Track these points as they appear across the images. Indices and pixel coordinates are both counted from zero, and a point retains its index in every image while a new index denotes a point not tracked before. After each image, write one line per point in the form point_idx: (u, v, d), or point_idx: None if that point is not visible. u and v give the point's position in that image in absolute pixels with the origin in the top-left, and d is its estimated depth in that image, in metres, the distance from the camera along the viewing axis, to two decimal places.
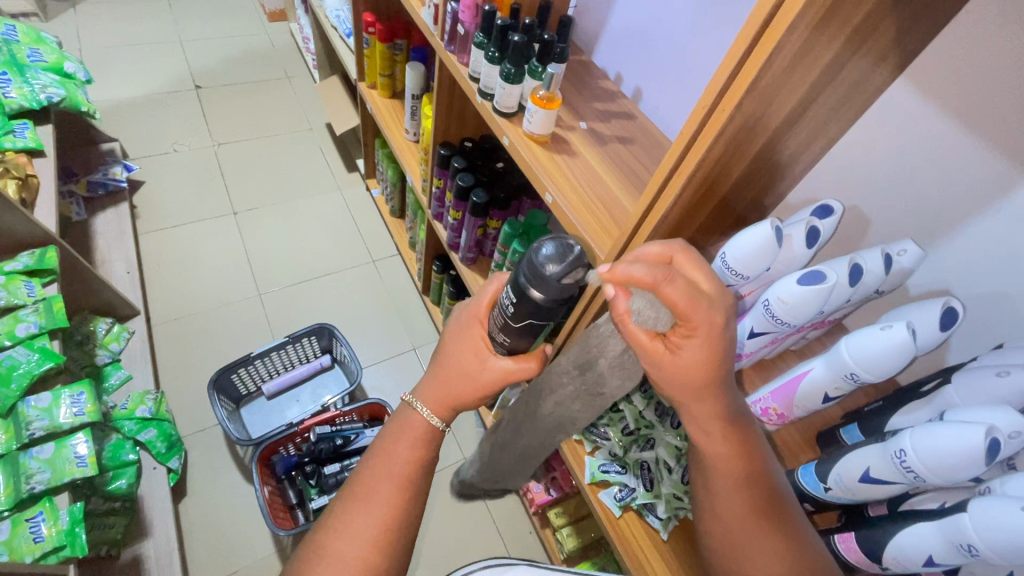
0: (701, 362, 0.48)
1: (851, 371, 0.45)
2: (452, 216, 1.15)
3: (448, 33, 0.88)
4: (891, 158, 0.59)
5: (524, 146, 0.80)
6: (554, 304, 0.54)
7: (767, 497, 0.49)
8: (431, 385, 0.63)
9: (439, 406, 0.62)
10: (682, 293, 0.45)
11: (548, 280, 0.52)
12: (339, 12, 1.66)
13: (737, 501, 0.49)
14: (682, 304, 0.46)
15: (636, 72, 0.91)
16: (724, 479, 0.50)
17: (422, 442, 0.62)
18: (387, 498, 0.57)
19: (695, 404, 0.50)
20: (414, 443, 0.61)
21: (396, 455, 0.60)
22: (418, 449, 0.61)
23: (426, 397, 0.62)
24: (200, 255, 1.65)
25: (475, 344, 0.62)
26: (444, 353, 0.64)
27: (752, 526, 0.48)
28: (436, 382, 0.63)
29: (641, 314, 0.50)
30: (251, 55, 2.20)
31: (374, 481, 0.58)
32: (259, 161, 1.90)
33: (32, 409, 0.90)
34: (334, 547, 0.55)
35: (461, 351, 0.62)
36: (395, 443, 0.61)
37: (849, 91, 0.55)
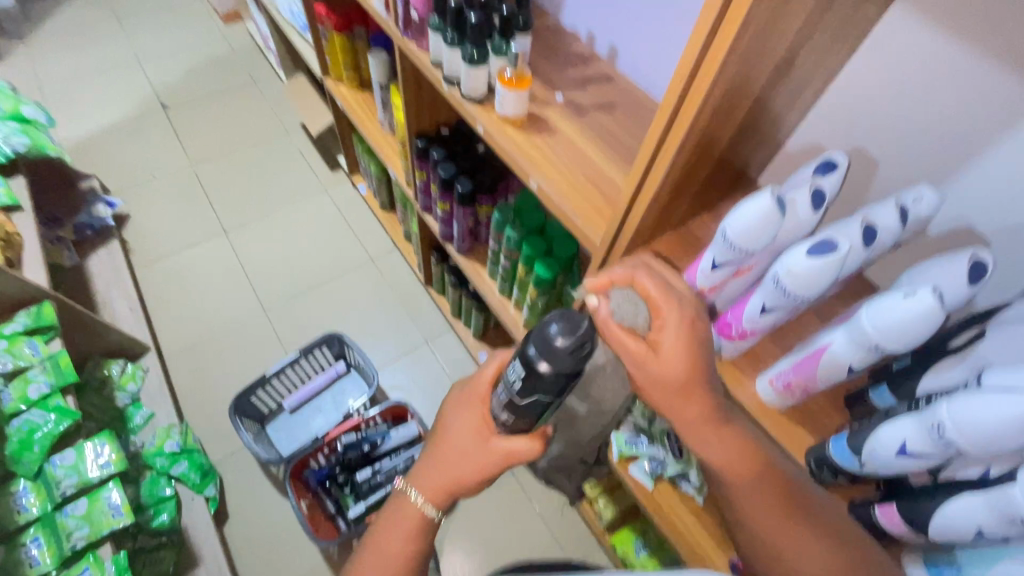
0: (677, 357, 0.48)
1: (875, 343, 0.42)
2: (441, 208, 1.11)
3: (402, 19, 0.82)
4: (896, 90, 0.54)
5: (500, 131, 0.76)
6: (564, 378, 0.49)
7: (786, 490, 0.47)
8: (427, 471, 0.59)
9: (435, 492, 0.58)
10: (655, 283, 0.50)
11: (560, 353, 0.48)
12: (291, 5, 1.57)
13: (761, 503, 0.47)
14: (654, 295, 0.50)
15: (607, 29, 0.85)
16: (738, 487, 0.48)
17: (411, 532, 0.58)
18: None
19: (680, 410, 0.49)
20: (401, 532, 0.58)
21: (388, 541, 0.58)
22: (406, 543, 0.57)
23: (425, 484, 0.58)
24: (200, 280, 1.64)
25: (475, 425, 0.58)
26: (441, 438, 0.59)
27: (796, 537, 0.45)
28: (433, 474, 0.58)
29: (621, 314, 0.51)
30: (213, 64, 2.12)
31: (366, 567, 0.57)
32: (241, 175, 1.85)
33: (59, 468, 0.91)
34: None
35: (462, 431, 0.58)
36: (387, 534, 0.58)
37: (844, 25, 0.49)
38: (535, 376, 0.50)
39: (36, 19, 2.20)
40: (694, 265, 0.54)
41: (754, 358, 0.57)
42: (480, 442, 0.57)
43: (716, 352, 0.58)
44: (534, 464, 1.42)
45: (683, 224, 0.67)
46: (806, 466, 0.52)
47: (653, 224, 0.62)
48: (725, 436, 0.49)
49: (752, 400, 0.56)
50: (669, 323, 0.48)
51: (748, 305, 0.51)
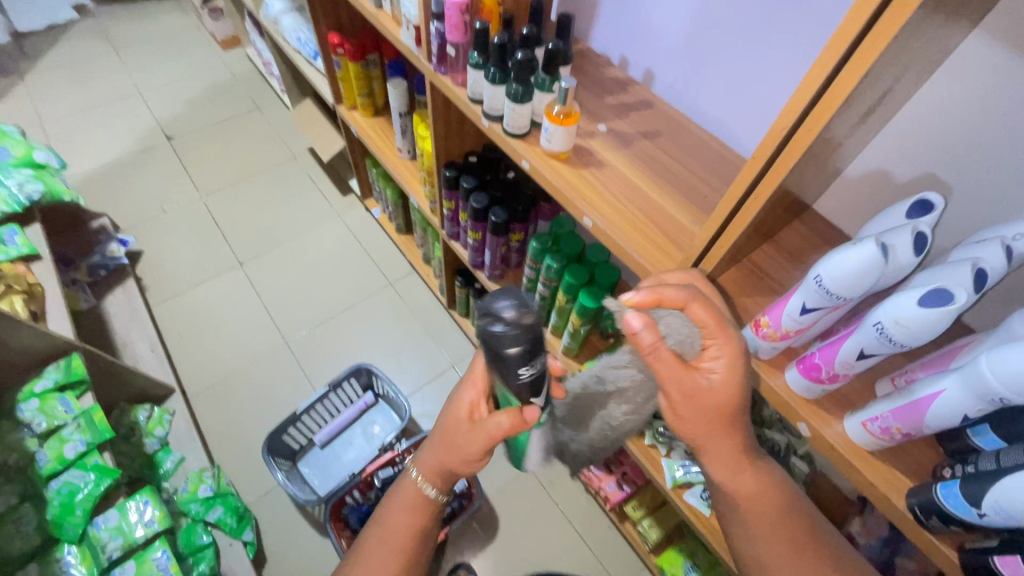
0: (727, 385, 0.55)
1: (998, 395, 0.40)
2: (472, 237, 1.09)
3: (435, 55, 0.80)
4: (975, 116, 0.53)
5: (548, 167, 0.74)
6: (510, 349, 0.53)
7: (798, 530, 0.60)
8: (429, 458, 0.72)
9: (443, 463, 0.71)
10: (707, 311, 0.54)
11: (500, 321, 0.53)
12: (298, 33, 1.55)
13: (777, 538, 0.59)
14: (707, 320, 0.54)
15: (643, 53, 0.83)
16: (758, 522, 0.60)
17: (417, 510, 0.74)
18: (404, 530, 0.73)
19: (715, 440, 0.58)
20: (409, 512, 0.74)
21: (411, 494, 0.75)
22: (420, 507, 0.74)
23: (435, 454, 0.70)
24: (218, 315, 1.61)
25: (462, 412, 0.69)
26: (443, 425, 0.72)
27: (792, 547, 0.59)
28: (432, 459, 0.72)
29: (668, 342, 0.54)
30: (215, 92, 2.10)
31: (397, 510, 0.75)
32: (253, 204, 1.83)
33: (103, 530, 0.88)
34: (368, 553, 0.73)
35: (458, 417, 0.70)
36: (395, 513, 0.74)
37: (928, 57, 0.48)
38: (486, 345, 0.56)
39: (32, 55, 2.17)
40: (779, 307, 0.53)
41: (838, 397, 0.56)
42: (467, 423, 0.68)
43: (800, 392, 0.57)
44: (571, 486, 1.40)
45: (747, 256, 0.65)
46: (909, 511, 0.51)
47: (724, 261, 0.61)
48: (751, 471, 0.61)
49: (840, 440, 0.55)
50: (721, 344, 0.54)
51: (842, 349, 0.49)
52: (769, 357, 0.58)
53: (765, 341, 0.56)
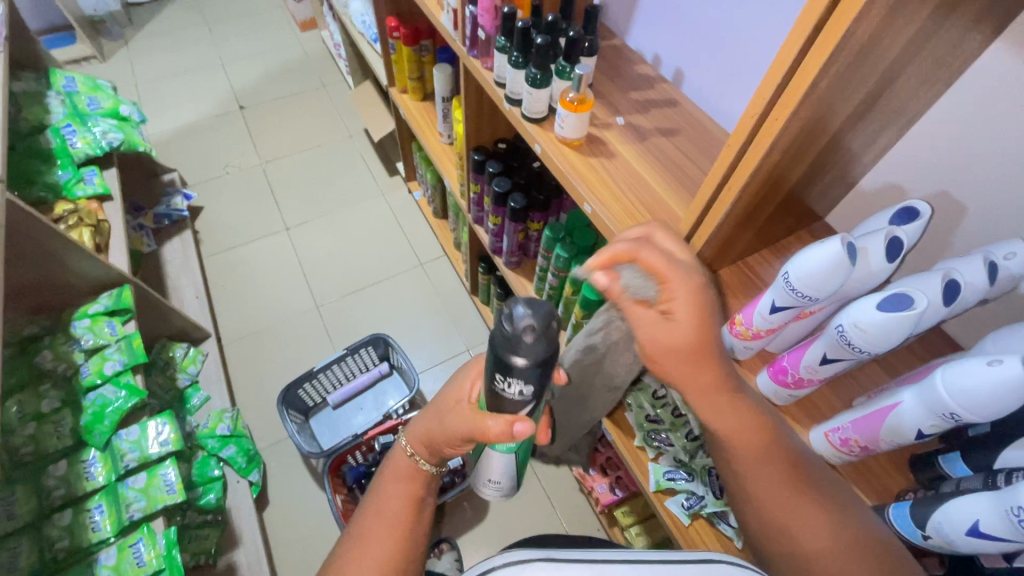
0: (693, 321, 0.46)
1: (950, 411, 0.39)
2: (492, 221, 1.12)
3: (469, 38, 0.85)
4: (993, 134, 0.50)
5: (558, 152, 0.76)
6: (540, 360, 0.47)
7: (792, 464, 0.48)
8: (419, 426, 0.63)
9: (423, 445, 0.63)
10: (661, 259, 0.47)
11: (524, 337, 0.46)
12: (364, 17, 1.64)
13: (771, 478, 0.48)
14: (663, 267, 0.47)
15: (674, 52, 0.84)
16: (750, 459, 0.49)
17: (409, 479, 0.64)
18: (395, 514, 0.61)
19: (695, 378, 0.48)
20: (399, 482, 0.63)
21: (400, 464, 0.65)
22: (411, 480, 0.63)
23: (413, 432, 0.63)
24: (260, 272, 1.73)
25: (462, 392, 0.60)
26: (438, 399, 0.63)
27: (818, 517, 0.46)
28: (424, 433, 0.62)
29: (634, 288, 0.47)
30: (288, 69, 2.25)
31: (388, 491, 0.63)
32: (305, 176, 1.95)
33: (124, 441, 0.98)
34: (358, 547, 0.58)
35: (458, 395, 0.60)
36: (388, 485, 0.63)
37: (937, 64, 0.46)
38: (502, 363, 0.47)
39: (138, 24, 2.40)
40: (751, 305, 0.52)
41: (810, 407, 0.55)
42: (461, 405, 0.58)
43: (769, 398, 0.56)
44: (566, 484, 1.39)
45: (741, 259, 0.64)
46: None
47: (711, 257, 0.61)
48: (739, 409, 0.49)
49: None
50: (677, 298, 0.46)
51: (807, 352, 0.48)
52: (742, 357, 0.58)
53: (737, 339, 0.56)
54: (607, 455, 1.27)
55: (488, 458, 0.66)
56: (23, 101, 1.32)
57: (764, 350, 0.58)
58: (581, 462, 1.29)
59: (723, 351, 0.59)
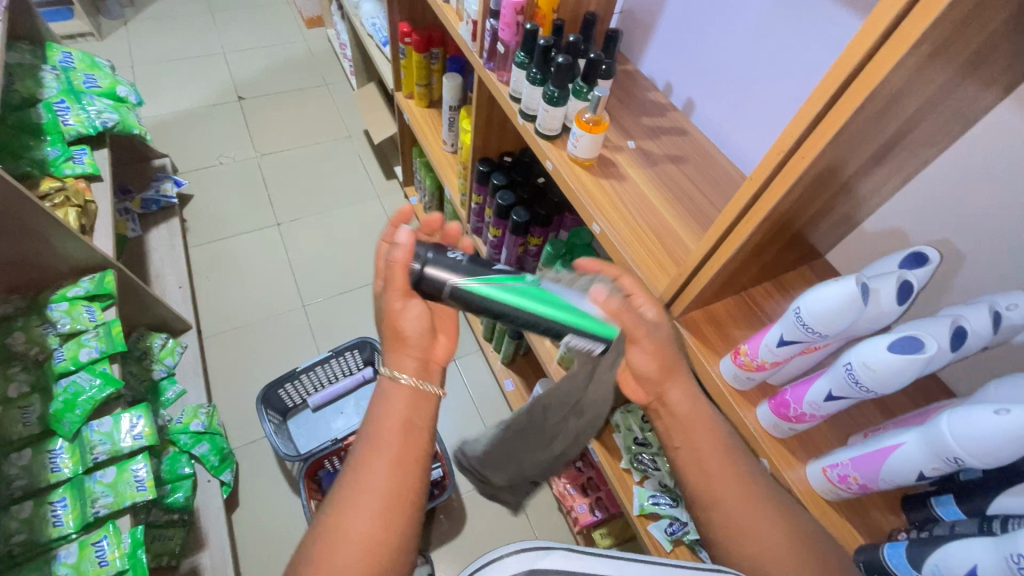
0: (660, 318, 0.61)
1: (955, 455, 0.39)
2: (492, 233, 1.12)
3: (487, 50, 0.85)
4: (997, 190, 0.52)
5: (569, 170, 0.77)
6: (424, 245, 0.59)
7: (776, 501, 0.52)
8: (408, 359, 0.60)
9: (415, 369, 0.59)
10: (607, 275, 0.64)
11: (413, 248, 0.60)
12: (375, 20, 1.63)
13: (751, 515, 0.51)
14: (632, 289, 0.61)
15: (688, 82, 0.85)
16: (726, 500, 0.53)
17: (407, 405, 0.57)
18: (391, 449, 0.54)
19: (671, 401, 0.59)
20: (389, 409, 0.56)
21: (392, 406, 0.57)
22: (410, 408, 0.57)
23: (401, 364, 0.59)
24: (246, 266, 1.69)
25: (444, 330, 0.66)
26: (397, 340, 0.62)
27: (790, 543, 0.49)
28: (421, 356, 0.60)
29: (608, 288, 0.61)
30: (291, 64, 2.23)
31: (379, 429, 0.55)
32: (300, 172, 1.92)
33: (95, 433, 0.94)
34: (354, 495, 0.51)
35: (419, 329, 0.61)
36: (382, 413, 0.56)
37: (950, 119, 0.48)
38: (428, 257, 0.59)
39: (139, 6, 2.36)
40: (758, 337, 0.53)
41: (806, 442, 0.56)
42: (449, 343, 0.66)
43: (768, 430, 0.56)
44: (545, 502, 1.38)
45: (745, 290, 0.65)
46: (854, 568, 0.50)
47: (719, 286, 0.61)
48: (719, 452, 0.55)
49: (801, 485, 0.54)
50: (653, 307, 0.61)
51: (812, 388, 0.49)
52: (743, 388, 0.58)
53: (741, 370, 0.56)
54: (588, 475, 1.27)
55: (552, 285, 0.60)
56: (17, 73, 1.28)
57: (765, 383, 0.58)
58: (562, 480, 1.27)
59: (726, 381, 0.59)
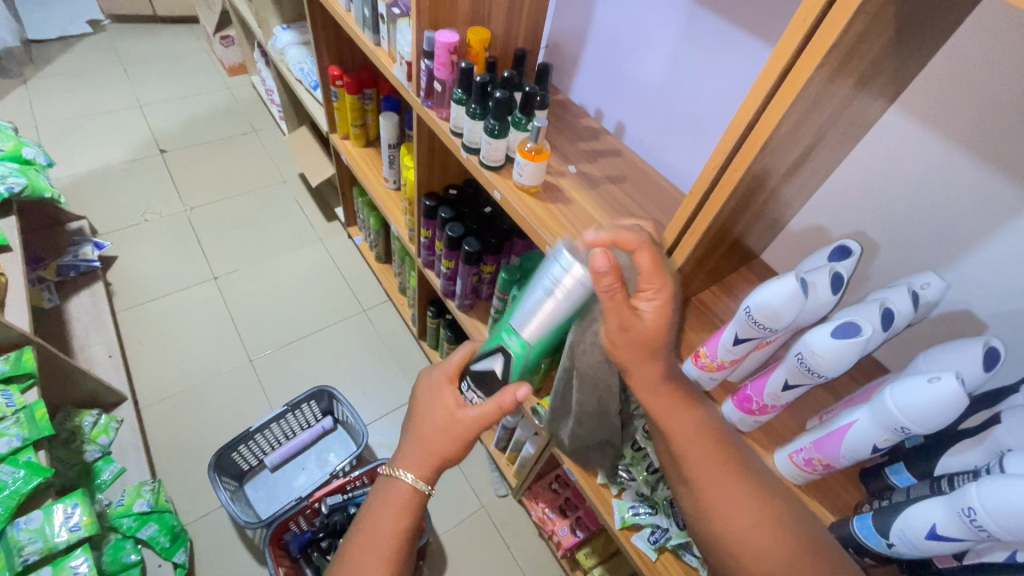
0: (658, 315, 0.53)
1: (901, 425, 0.43)
2: (445, 265, 1.12)
3: (424, 89, 0.87)
4: (897, 185, 0.58)
5: (517, 198, 0.79)
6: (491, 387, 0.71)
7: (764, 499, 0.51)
8: (415, 451, 0.65)
9: (422, 469, 0.65)
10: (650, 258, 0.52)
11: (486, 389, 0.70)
12: (302, 65, 1.62)
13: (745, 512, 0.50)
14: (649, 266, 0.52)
15: (617, 107, 0.91)
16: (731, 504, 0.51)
17: (405, 508, 0.65)
18: (384, 554, 0.62)
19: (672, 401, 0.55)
20: (395, 512, 0.65)
21: (385, 515, 0.65)
22: (405, 515, 0.65)
23: (409, 464, 0.65)
24: (183, 326, 1.59)
25: (445, 402, 0.66)
26: (418, 417, 0.67)
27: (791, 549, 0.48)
28: (422, 449, 0.65)
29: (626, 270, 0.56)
30: (216, 112, 2.17)
31: (375, 536, 0.63)
32: (234, 221, 1.85)
33: (22, 532, 0.84)
34: None
35: (438, 407, 0.66)
36: (381, 515, 0.65)
37: (851, 126, 0.54)
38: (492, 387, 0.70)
39: (40, 62, 2.23)
40: (715, 339, 0.56)
41: (771, 433, 0.59)
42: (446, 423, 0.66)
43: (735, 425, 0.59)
44: (526, 530, 1.35)
45: (694, 295, 0.69)
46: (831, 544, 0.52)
47: None
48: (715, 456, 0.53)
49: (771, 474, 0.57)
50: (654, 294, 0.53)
51: (769, 380, 0.53)
52: (707, 388, 0.61)
53: (703, 371, 0.59)
54: (565, 495, 1.26)
55: (520, 326, 0.64)
56: None
57: (726, 381, 0.62)
58: (540, 505, 1.27)
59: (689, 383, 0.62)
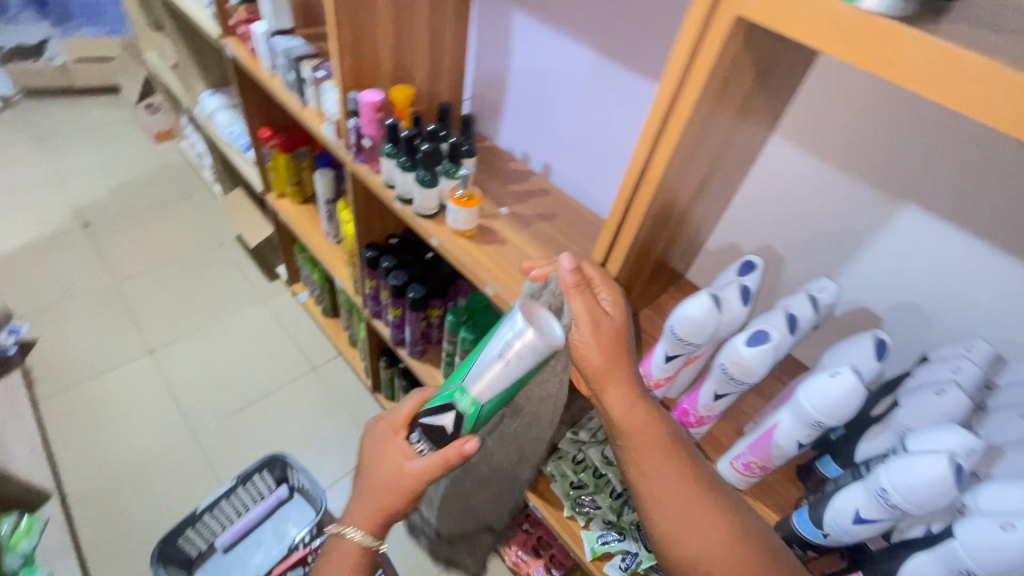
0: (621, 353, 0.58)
1: (816, 419, 0.47)
2: (392, 314, 1.12)
3: (354, 146, 0.90)
4: (790, 202, 0.65)
5: (454, 243, 0.82)
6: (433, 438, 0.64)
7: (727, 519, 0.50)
8: (363, 509, 0.65)
9: (368, 525, 0.65)
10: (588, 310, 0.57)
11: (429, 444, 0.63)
12: (232, 128, 1.62)
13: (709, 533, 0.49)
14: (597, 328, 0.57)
15: (541, 150, 0.96)
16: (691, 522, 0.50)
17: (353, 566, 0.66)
18: None
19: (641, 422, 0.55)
20: (344, 570, 0.66)
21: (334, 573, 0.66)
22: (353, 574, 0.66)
23: (357, 523, 0.65)
24: (116, 407, 1.49)
25: (393, 459, 0.64)
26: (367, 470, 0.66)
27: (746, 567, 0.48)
28: (372, 508, 0.65)
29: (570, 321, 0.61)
30: (143, 181, 2.10)
31: None
32: (169, 291, 1.77)
33: None
34: None
35: (385, 465, 0.64)
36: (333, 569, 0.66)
37: (740, 155, 0.60)
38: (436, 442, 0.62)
39: None
40: (648, 359, 0.60)
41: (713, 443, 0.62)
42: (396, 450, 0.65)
43: None
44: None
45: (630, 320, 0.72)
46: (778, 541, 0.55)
47: None
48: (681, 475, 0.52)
49: None
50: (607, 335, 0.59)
51: (702, 392, 0.56)
52: None
53: None
54: (537, 535, 1.24)
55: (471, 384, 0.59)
56: None
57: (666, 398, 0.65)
58: (512, 548, 1.24)
59: None
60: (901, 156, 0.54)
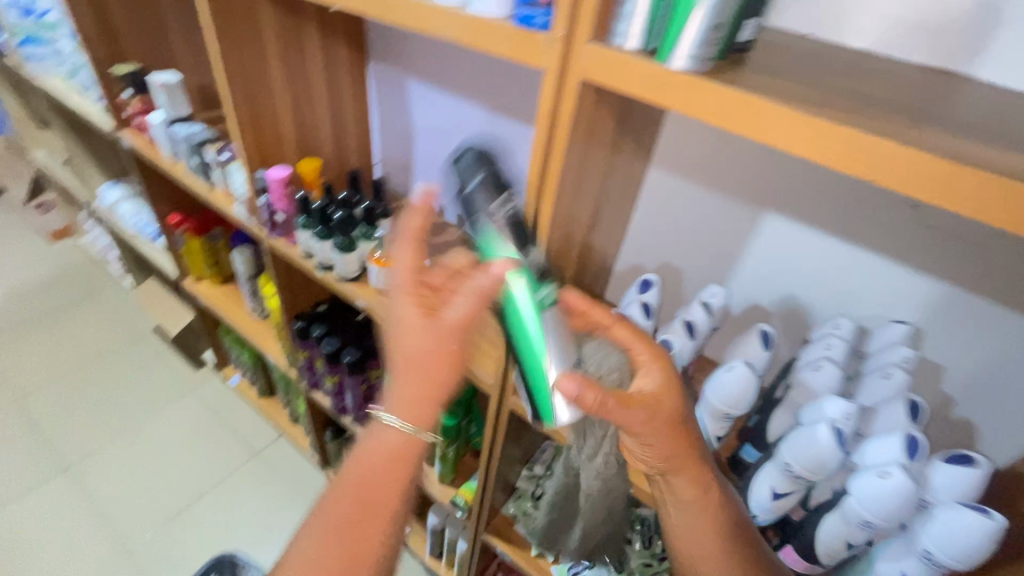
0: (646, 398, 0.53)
1: (725, 412, 0.54)
2: (330, 382, 1.10)
3: (268, 222, 0.91)
4: (677, 221, 0.72)
5: (380, 302, 0.83)
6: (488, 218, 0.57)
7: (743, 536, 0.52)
8: (405, 389, 0.57)
9: (405, 412, 0.56)
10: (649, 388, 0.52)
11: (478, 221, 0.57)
12: (138, 217, 1.56)
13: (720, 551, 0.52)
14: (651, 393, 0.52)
15: (455, 202, 1.01)
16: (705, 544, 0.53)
17: (399, 457, 0.56)
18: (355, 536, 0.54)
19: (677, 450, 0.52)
20: (387, 465, 0.56)
21: (363, 482, 0.56)
22: (392, 478, 0.56)
23: (396, 407, 0.56)
24: (25, 540, 1.32)
25: (414, 330, 0.57)
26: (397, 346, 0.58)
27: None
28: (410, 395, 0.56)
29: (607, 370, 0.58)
30: (41, 283, 1.95)
31: (355, 515, 0.54)
32: (81, 397, 1.63)
33: None
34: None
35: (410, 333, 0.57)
36: (367, 469, 0.56)
37: (624, 187, 0.66)
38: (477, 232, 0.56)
39: None
40: None
41: None
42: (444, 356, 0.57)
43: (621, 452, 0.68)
44: None
45: None
46: None
47: None
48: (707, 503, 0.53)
49: None
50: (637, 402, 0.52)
51: None
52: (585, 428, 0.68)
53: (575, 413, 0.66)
54: None
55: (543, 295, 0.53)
56: None
57: None
58: None
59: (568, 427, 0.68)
60: (753, 172, 0.62)
